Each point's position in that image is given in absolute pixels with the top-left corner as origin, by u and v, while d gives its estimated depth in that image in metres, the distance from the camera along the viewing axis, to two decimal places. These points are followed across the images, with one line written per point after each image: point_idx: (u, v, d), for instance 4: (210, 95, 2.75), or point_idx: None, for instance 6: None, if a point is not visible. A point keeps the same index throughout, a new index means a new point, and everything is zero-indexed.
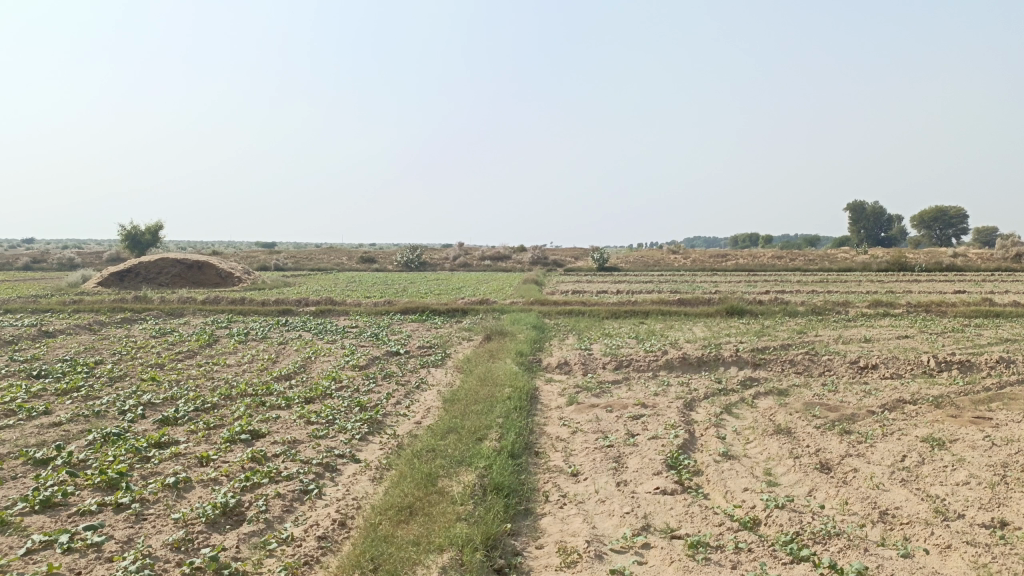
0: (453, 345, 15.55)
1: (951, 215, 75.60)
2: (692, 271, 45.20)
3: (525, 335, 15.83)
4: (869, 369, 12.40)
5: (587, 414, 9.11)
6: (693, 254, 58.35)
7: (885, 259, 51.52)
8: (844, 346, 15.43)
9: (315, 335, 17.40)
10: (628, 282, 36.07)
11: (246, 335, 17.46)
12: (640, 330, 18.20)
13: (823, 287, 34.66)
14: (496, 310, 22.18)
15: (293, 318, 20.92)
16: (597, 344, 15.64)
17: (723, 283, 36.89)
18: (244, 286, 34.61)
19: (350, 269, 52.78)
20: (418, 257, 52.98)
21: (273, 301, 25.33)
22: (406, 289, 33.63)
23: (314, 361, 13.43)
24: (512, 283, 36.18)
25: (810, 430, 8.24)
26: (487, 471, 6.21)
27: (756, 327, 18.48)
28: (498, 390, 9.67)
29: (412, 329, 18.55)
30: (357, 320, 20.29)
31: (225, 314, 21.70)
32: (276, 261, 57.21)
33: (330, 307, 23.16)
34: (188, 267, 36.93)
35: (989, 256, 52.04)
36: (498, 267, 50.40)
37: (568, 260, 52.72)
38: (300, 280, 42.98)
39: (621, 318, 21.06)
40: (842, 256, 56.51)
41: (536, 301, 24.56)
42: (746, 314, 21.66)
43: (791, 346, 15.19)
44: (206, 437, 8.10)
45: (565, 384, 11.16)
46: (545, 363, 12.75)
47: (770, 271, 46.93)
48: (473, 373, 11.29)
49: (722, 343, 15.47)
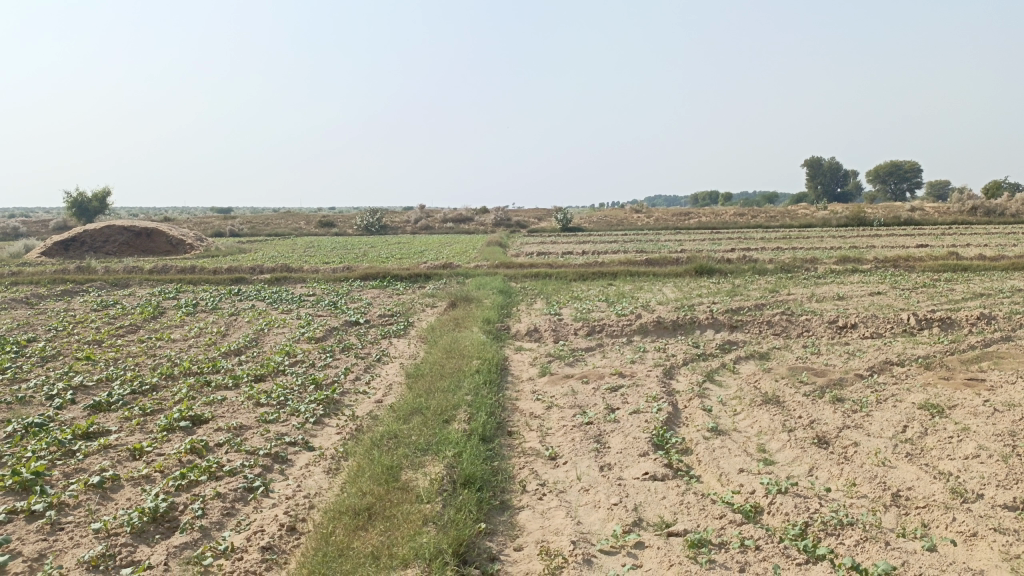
0: (416, 312, 14.81)
1: (906, 170, 76.43)
2: (657, 230, 44.75)
3: (491, 301, 15.13)
4: (848, 329, 11.98)
5: (561, 387, 8.47)
6: (656, 213, 58.11)
7: (845, 214, 51.78)
8: (819, 305, 15.02)
9: (270, 304, 16.50)
10: (593, 243, 35.52)
11: (196, 306, 16.45)
12: (609, 292, 17.64)
13: (787, 244, 34.54)
14: (460, 275, 21.39)
15: (247, 286, 19.90)
16: (567, 308, 15.03)
17: (688, 242, 36.60)
18: (196, 254, 33.28)
19: (309, 234, 51.36)
20: (379, 220, 51.78)
21: (226, 269, 24.20)
22: (366, 253, 32.61)
23: (267, 334, 12.56)
24: (475, 245, 35.42)
25: (800, 398, 7.71)
26: (456, 461, 5.52)
27: (727, 287, 18.04)
28: (466, 363, 8.97)
29: (373, 296, 17.75)
30: (315, 288, 19.36)
31: (173, 284, 20.58)
32: (231, 227, 55.46)
33: (286, 275, 22.14)
34: (136, 234, 35.38)
35: (947, 210, 52.62)
36: (459, 229, 49.46)
37: (531, 220, 52.02)
38: (257, 246, 41.61)
39: (589, 280, 20.47)
40: (803, 212, 56.65)
41: (500, 264, 23.84)
42: (715, 274, 21.21)
43: (766, 306, 14.72)
44: (141, 425, 7.26)
45: (537, 353, 10.50)
46: (514, 330, 12.06)
47: (733, 228, 46.86)
48: (438, 344, 10.56)
49: (695, 305, 14.95)
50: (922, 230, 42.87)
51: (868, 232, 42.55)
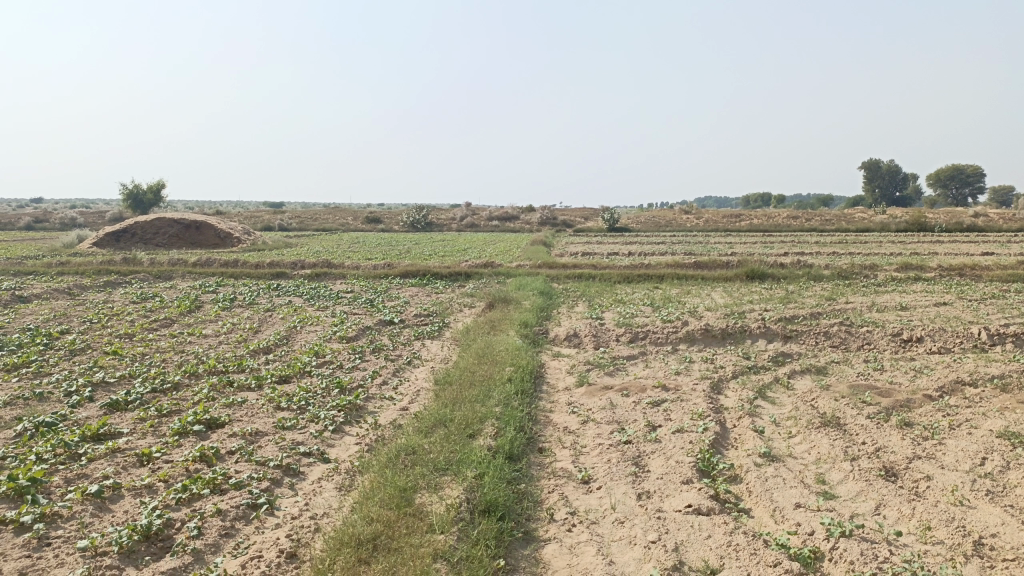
0: (453, 313, 14.37)
1: (969, 174, 73.42)
2: (706, 232, 43.60)
3: (531, 303, 14.59)
4: (912, 343, 11.11)
5: (599, 399, 7.89)
6: (706, 214, 56.79)
7: (905, 218, 49.80)
8: (880, 315, 14.10)
9: (306, 300, 16.22)
10: (640, 244, 34.70)
11: (233, 301, 16.27)
12: (655, 296, 16.94)
13: (844, 249, 33.20)
14: (501, 274, 20.89)
15: (286, 282, 19.72)
16: (610, 312, 14.40)
17: (738, 244, 35.50)
18: (243, 247, 33.51)
19: (355, 229, 51.46)
20: (424, 217, 51.65)
21: (268, 263, 24.13)
22: (409, 250, 32.36)
23: (299, 332, 12.24)
24: (520, 244, 34.92)
25: (862, 421, 7.00)
26: (477, 485, 5.01)
27: (780, 293, 17.16)
28: (498, 370, 8.45)
29: (411, 294, 17.38)
30: (353, 284, 19.06)
31: (215, 277, 20.54)
32: (280, 221, 55.99)
33: (327, 270, 21.94)
34: (185, 226, 35.78)
35: (1014, 216, 50.19)
36: (504, 228, 49.07)
37: (578, 220, 51.30)
38: (303, 241, 41.78)
39: (634, 283, 19.78)
40: (859, 217, 54.73)
41: (544, 264, 23.26)
42: (767, 279, 20.29)
43: (822, 315, 13.86)
44: (154, 428, 6.93)
45: (575, 360, 9.92)
46: (553, 335, 11.49)
47: (786, 231, 45.43)
48: (472, 348, 10.06)
49: (745, 312, 14.17)
50: (986, 237, 40.84)
51: (928, 238, 40.74)
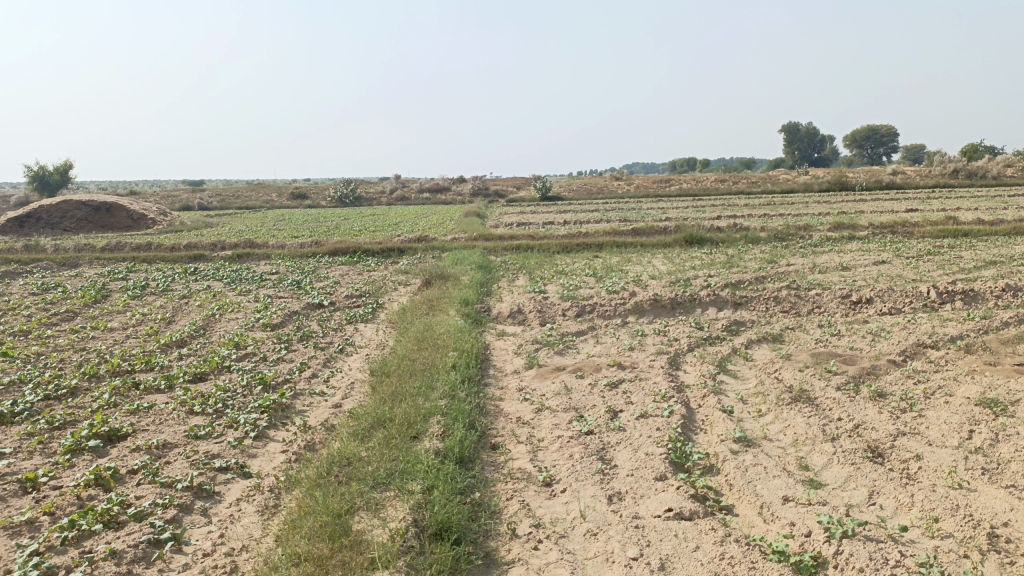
0: (387, 292, 13.48)
1: (883, 134, 75.62)
2: (638, 198, 43.47)
3: (469, 278, 13.82)
4: (863, 305, 10.84)
5: (552, 383, 7.23)
6: (637, 180, 56.84)
7: (829, 178, 50.82)
8: (824, 276, 13.89)
9: (227, 285, 15.05)
10: (575, 212, 34.23)
11: (145, 288, 14.97)
12: (596, 265, 16.40)
13: (774, 210, 33.54)
14: (436, 249, 20.00)
15: (205, 265, 18.39)
16: (552, 284, 13.77)
17: (672, 209, 35.43)
18: (159, 229, 31.57)
19: (280, 207, 49.44)
20: (353, 191, 50.00)
21: (186, 246, 22.60)
22: (338, 226, 31.06)
23: (219, 320, 11.17)
24: (452, 215, 33.99)
25: (833, 394, 6.56)
26: (425, 503, 4.29)
27: (721, 258, 16.86)
28: (440, 355, 7.70)
29: (342, 273, 16.38)
30: (279, 265, 17.88)
31: (125, 263, 19.03)
32: (199, 200, 53.37)
33: (249, 251, 20.63)
34: (94, 209, 33.46)
35: (930, 173, 51.80)
36: (436, 200, 47.95)
37: (510, 190, 50.57)
38: (225, 220, 39.83)
39: (573, 252, 19.23)
40: (785, 178, 55.68)
41: (479, 236, 22.47)
42: (706, 243, 20.03)
43: (768, 279, 13.55)
44: (43, 444, 5.92)
45: (522, 339, 9.25)
46: (496, 313, 10.78)
47: (716, 195, 45.73)
48: (410, 331, 9.26)
49: (691, 278, 13.76)
50: (905, 195, 41.88)
51: (851, 198, 41.57)
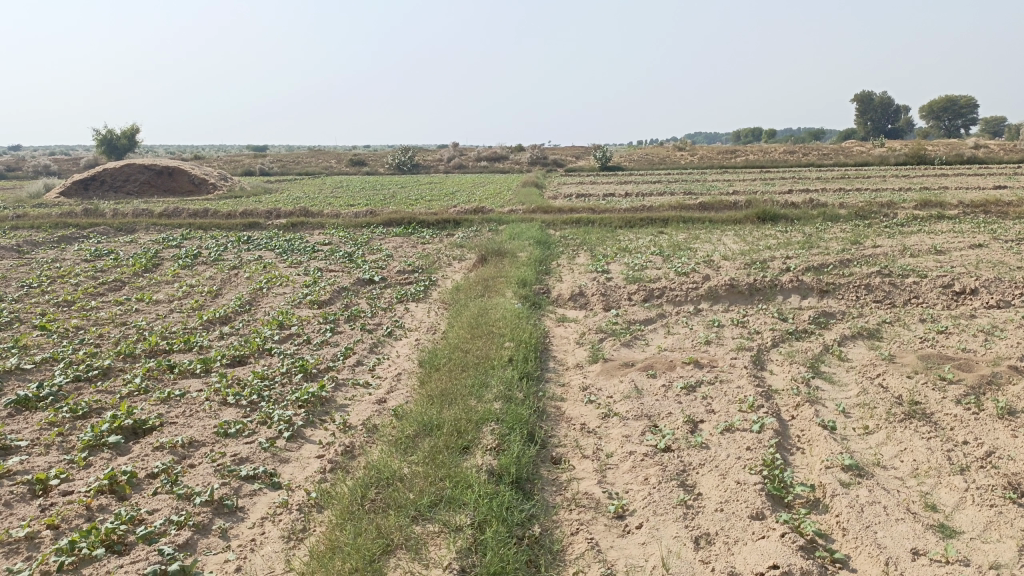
0: (440, 268, 12.83)
1: (963, 105, 71.45)
2: (702, 170, 41.83)
3: (528, 255, 13.04)
4: (966, 296, 9.66)
5: (620, 383, 6.42)
6: (701, 150, 54.89)
7: (907, 151, 48.11)
8: (916, 261, 12.66)
9: (278, 255, 14.61)
10: (637, 183, 33.02)
11: (196, 257, 14.65)
12: (662, 243, 15.42)
13: (849, 185, 31.69)
14: (493, 221, 19.26)
15: (259, 233, 18.04)
16: (616, 263, 12.89)
17: (738, 182, 33.91)
18: (218, 195, 31.70)
19: (339, 173, 49.34)
20: (411, 158, 49.59)
21: (242, 213, 22.38)
22: (394, 195, 30.58)
23: (266, 295, 10.67)
24: (510, 185, 33.21)
25: (953, 410, 5.60)
26: (475, 546, 3.59)
27: (798, 237, 15.68)
28: (496, 346, 6.96)
29: (395, 246, 15.80)
30: (332, 235, 17.41)
31: (181, 230, 18.87)
32: (260, 165, 53.75)
33: (304, 219, 20.26)
34: (157, 173, 33.74)
35: (1017, 147, 48.59)
36: (493, 169, 47.16)
37: (569, 159, 49.39)
38: (284, 186, 39.91)
39: (636, 228, 18.25)
40: (858, 150, 52.97)
41: (538, 208, 21.62)
42: (780, 220, 18.77)
43: (854, 263, 12.38)
44: (62, 437, 5.43)
45: (585, 327, 8.46)
46: (556, 296, 9.99)
47: (784, 167, 43.73)
48: (463, 315, 8.54)
49: (767, 260, 12.68)
50: (991, 170, 39.25)
51: (930, 172, 39.14)
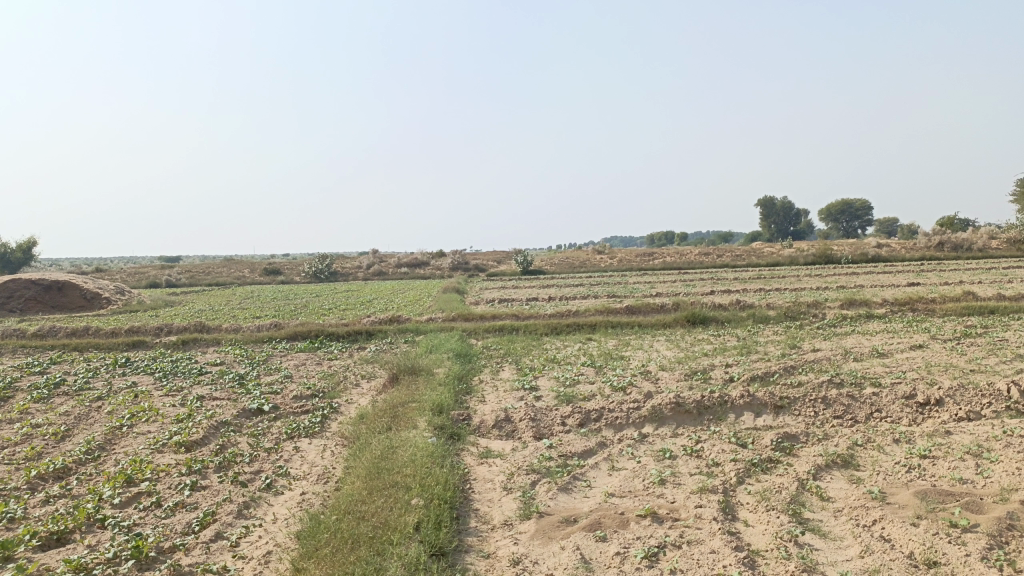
0: (346, 390, 11.20)
1: (857, 208, 75.48)
2: (622, 272, 41.81)
3: (445, 372, 11.58)
4: (932, 407, 8.69)
5: (561, 551, 4.93)
6: (620, 253, 55.34)
7: (815, 250, 49.68)
8: (862, 366, 11.82)
9: (157, 382, 12.66)
10: (559, 288, 32.25)
11: (58, 387, 12.52)
12: (592, 352, 14.25)
13: (766, 285, 31.85)
14: (409, 332, 17.78)
15: (143, 355, 15.98)
16: (544, 378, 11.56)
17: (660, 285, 33.73)
18: (113, 310, 29.28)
19: (251, 283, 47.17)
20: (328, 267, 48.00)
21: (129, 330, 20.17)
22: (306, 305, 28.81)
23: (125, 437, 8.76)
24: (430, 292, 31.99)
25: None
26: None
27: (733, 342, 14.81)
28: (399, 505, 5.41)
29: (298, 364, 14.10)
30: (227, 354, 15.55)
31: (53, 353, 16.63)
32: (168, 277, 51.06)
33: (198, 336, 18.29)
34: (45, 288, 31.07)
35: (915, 245, 50.87)
36: (414, 275, 46.05)
37: (490, 264, 48.82)
38: (189, 298, 37.54)
39: (563, 335, 17.12)
40: (768, 250, 54.53)
41: (458, 316, 20.33)
42: (710, 323, 18.02)
43: (799, 370, 11.42)
44: None
45: (512, 466, 6.98)
46: (477, 423, 8.49)
47: (701, 269, 44.22)
48: (363, 457, 6.94)
49: (707, 370, 11.61)
50: (898, 267, 40.59)
51: (840, 271, 40.18)
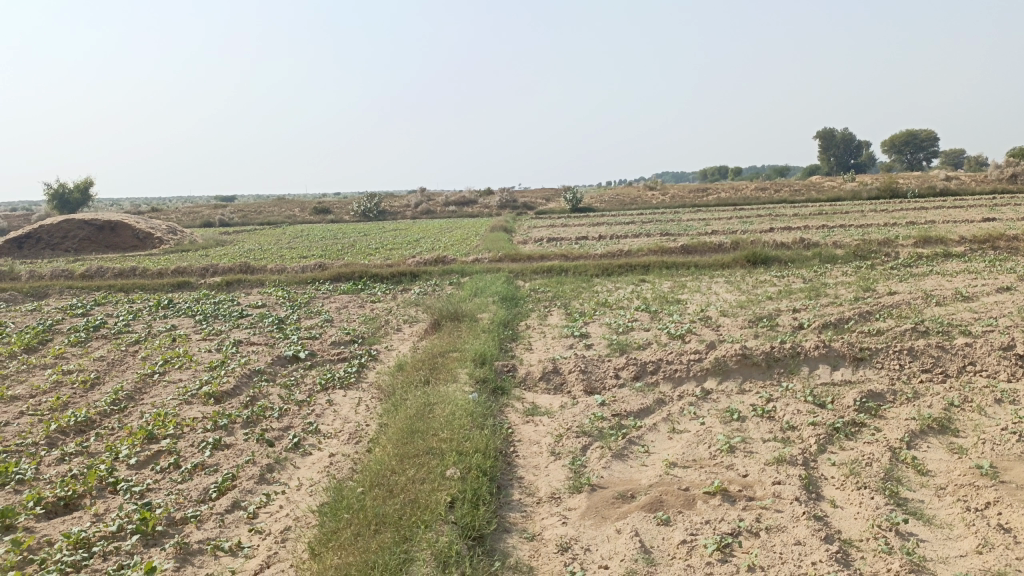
0: (386, 336, 10.65)
1: (923, 138, 71.49)
2: (674, 209, 40.36)
3: (490, 317, 10.92)
4: None
5: (617, 537, 4.26)
6: (672, 189, 53.62)
7: (879, 184, 47.22)
8: (947, 311, 10.74)
9: (196, 325, 12.32)
10: (609, 225, 31.22)
11: (97, 330, 12.28)
12: (646, 295, 13.41)
13: (828, 221, 30.23)
14: (454, 273, 17.15)
15: (185, 296, 15.72)
16: (595, 323, 10.81)
17: (715, 222, 32.40)
18: (164, 251, 29.44)
19: (300, 222, 47.13)
20: (376, 205, 47.65)
21: (174, 271, 20.03)
22: (353, 245, 28.47)
23: (154, 386, 8.36)
24: (477, 230, 31.30)
25: None
26: None
27: (798, 283, 13.77)
28: (432, 478, 4.79)
29: (339, 307, 13.62)
30: (268, 296, 15.17)
31: (99, 294, 16.53)
32: (220, 216, 51.37)
33: (241, 277, 17.99)
34: (98, 228, 31.34)
35: (989, 177, 47.87)
36: (461, 213, 45.39)
37: (539, 201, 47.75)
38: (239, 238, 37.64)
39: (614, 276, 16.30)
40: (829, 185, 52.07)
41: (505, 256, 19.60)
42: (772, 263, 16.94)
43: (875, 316, 10.42)
44: None
45: (561, 426, 6.30)
46: (523, 375, 7.83)
47: (757, 205, 42.46)
48: (397, 415, 6.36)
49: (773, 315, 10.69)
50: (972, 202, 38.21)
51: (906, 206, 38.06)
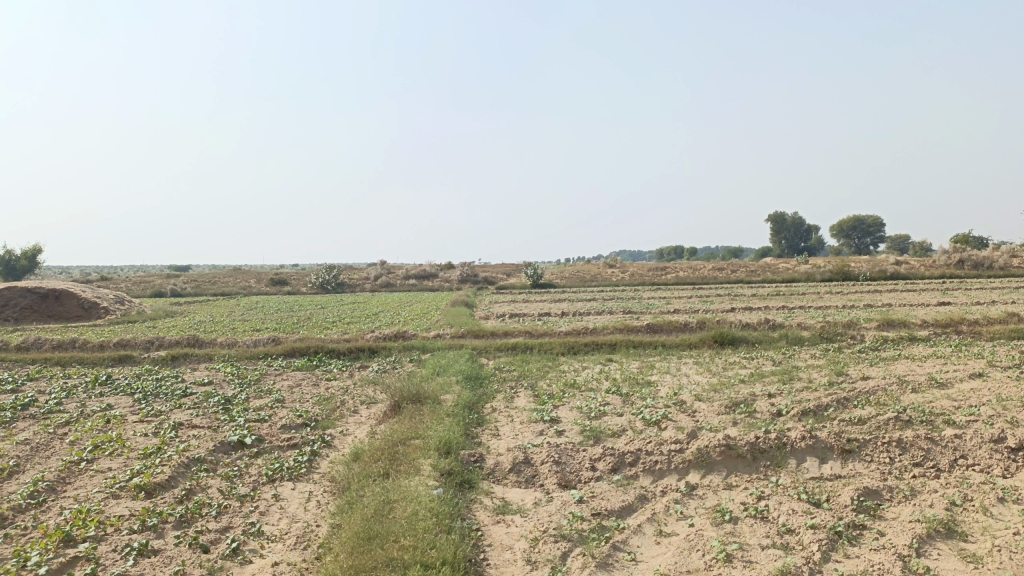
0: (342, 419, 9.92)
1: (869, 224, 73.84)
2: (635, 288, 40.45)
3: (454, 400, 10.28)
4: None
5: None
6: (631, 267, 54.03)
7: (833, 266, 48.21)
8: (925, 399, 10.44)
9: (135, 404, 11.41)
10: (571, 302, 30.96)
11: (25, 408, 11.28)
12: (615, 376, 12.93)
13: (786, 302, 30.43)
14: (415, 350, 16.50)
15: (127, 371, 14.75)
16: (565, 407, 10.25)
17: (676, 300, 32.40)
18: (110, 321, 28.20)
19: (256, 294, 46.11)
20: (335, 278, 46.93)
21: (118, 343, 18.97)
22: (310, 318, 27.64)
23: (79, 476, 7.49)
24: (438, 305, 30.78)
25: None
26: None
27: (769, 366, 13.46)
28: None
29: (292, 385, 12.82)
30: (217, 373, 14.30)
31: (33, 368, 15.45)
32: (174, 286, 49.98)
33: (189, 350, 17.05)
34: (41, 297, 29.97)
35: (937, 262, 49.28)
36: (421, 287, 44.88)
37: (500, 277, 47.54)
38: (191, 309, 36.42)
39: (581, 356, 15.84)
40: (784, 266, 53.04)
41: (467, 333, 19.04)
42: (739, 344, 16.68)
43: (854, 403, 10.06)
44: None
45: (537, 528, 5.66)
46: (491, 467, 7.21)
47: (715, 284, 42.83)
48: (352, 514, 5.67)
49: (750, 400, 10.28)
50: (922, 285, 39.04)
51: (860, 288, 38.73)
